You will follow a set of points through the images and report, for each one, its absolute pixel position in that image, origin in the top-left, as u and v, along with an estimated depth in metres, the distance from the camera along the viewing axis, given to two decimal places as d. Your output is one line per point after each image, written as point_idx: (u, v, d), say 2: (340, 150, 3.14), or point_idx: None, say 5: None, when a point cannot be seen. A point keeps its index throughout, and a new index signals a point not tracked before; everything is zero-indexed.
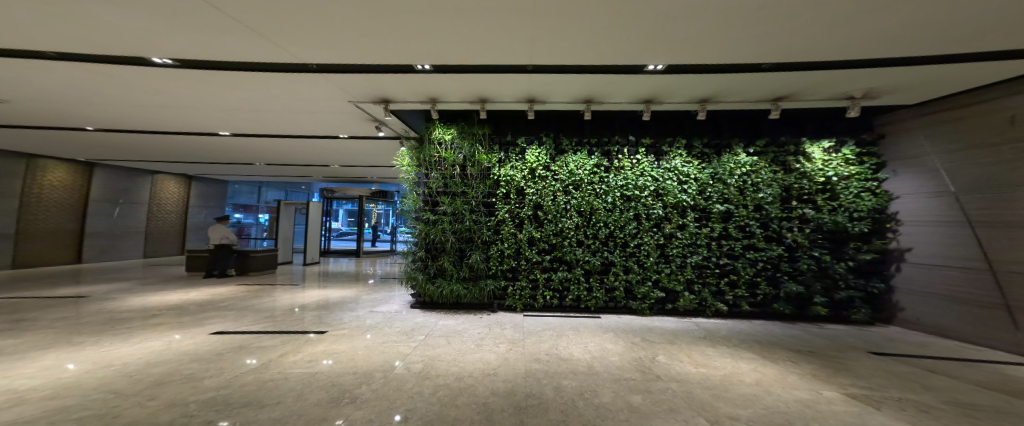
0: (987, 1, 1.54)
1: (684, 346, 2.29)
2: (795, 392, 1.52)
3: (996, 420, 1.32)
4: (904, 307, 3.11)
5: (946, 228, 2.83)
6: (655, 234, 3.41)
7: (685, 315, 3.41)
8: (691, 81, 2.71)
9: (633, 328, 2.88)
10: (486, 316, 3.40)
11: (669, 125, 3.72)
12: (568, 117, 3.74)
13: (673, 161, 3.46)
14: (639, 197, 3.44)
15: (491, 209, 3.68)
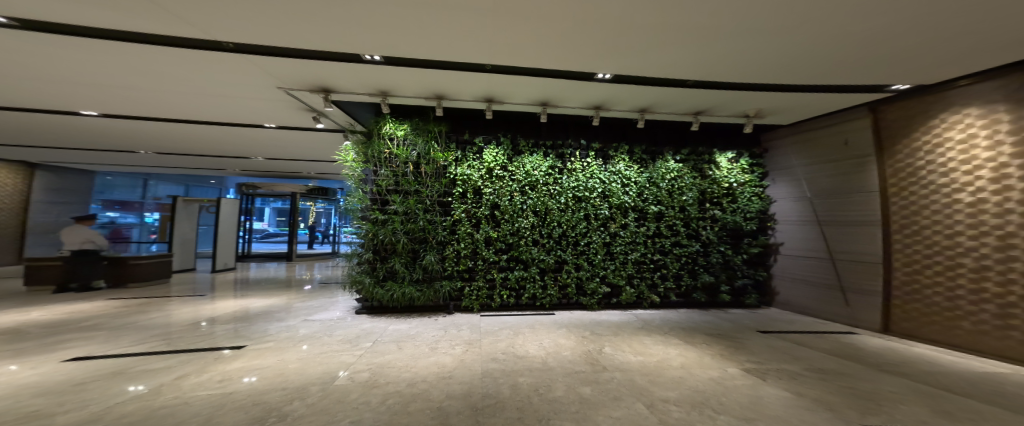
0: (839, 41, 2.01)
1: (627, 337, 2.56)
2: (710, 372, 1.82)
3: (838, 380, 1.78)
4: (779, 291, 3.93)
5: (805, 226, 3.65)
6: (603, 233, 3.71)
7: (626, 307, 3.80)
8: (635, 92, 3.00)
9: (583, 322, 3.10)
10: (442, 318, 3.32)
11: (615, 131, 4.07)
12: (524, 118, 3.83)
13: (618, 166, 3.80)
14: (590, 198, 3.70)
15: (447, 208, 3.59)
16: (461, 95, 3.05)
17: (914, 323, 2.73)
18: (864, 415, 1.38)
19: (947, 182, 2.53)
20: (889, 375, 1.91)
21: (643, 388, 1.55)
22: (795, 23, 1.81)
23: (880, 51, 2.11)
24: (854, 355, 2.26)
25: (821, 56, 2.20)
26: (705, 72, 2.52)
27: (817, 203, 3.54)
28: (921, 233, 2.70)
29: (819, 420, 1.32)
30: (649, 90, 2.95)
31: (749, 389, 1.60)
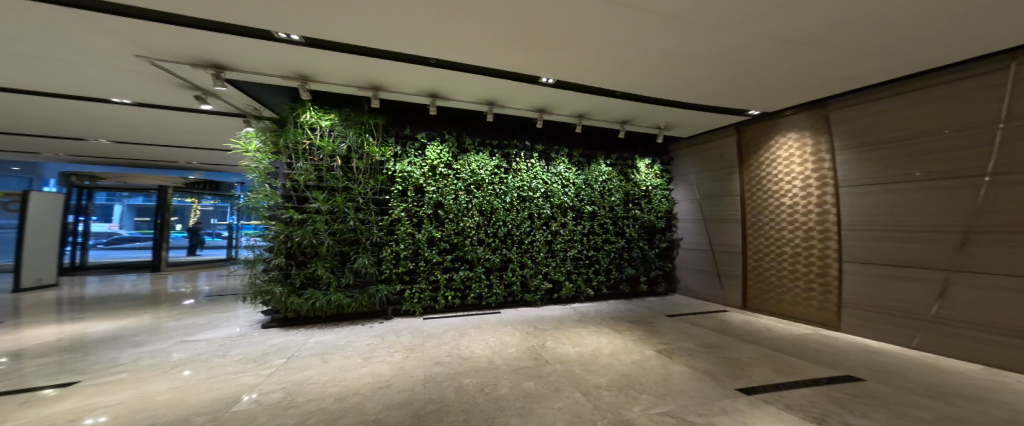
0: (724, 72, 2.54)
1: (568, 329, 2.87)
2: (633, 355, 2.19)
3: (716, 352, 2.35)
4: (681, 280, 4.74)
5: (696, 223, 4.50)
6: (545, 232, 3.99)
7: (566, 301, 4.16)
8: (573, 100, 3.29)
9: (528, 318, 3.29)
10: (378, 325, 3.11)
11: (556, 135, 4.35)
12: (470, 117, 3.81)
13: (559, 168, 4.15)
14: (533, 198, 3.94)
15: (384, 207, 3.41)
16: (403, 88, 2.93)
17: (760, 298, 3.69)
18: (736, 380, 1.90)
19: (776, 193, 3.56)
20: (749, 344, 2.58)
21: (581, 378, 1.74)
22: (704, 49, 2.19)
23: (749, 83, 2.73)
24: (727, 330, 2.97)
25: (718, 81, 2.72)
26: (635, 86, 2.86)
27: (704, 205, 4.39)
28: (761, 228, 3.71)
29: (710, 389, 1.75)
30: (582, 99, 3.26)
31: (661, 367, 1.99)
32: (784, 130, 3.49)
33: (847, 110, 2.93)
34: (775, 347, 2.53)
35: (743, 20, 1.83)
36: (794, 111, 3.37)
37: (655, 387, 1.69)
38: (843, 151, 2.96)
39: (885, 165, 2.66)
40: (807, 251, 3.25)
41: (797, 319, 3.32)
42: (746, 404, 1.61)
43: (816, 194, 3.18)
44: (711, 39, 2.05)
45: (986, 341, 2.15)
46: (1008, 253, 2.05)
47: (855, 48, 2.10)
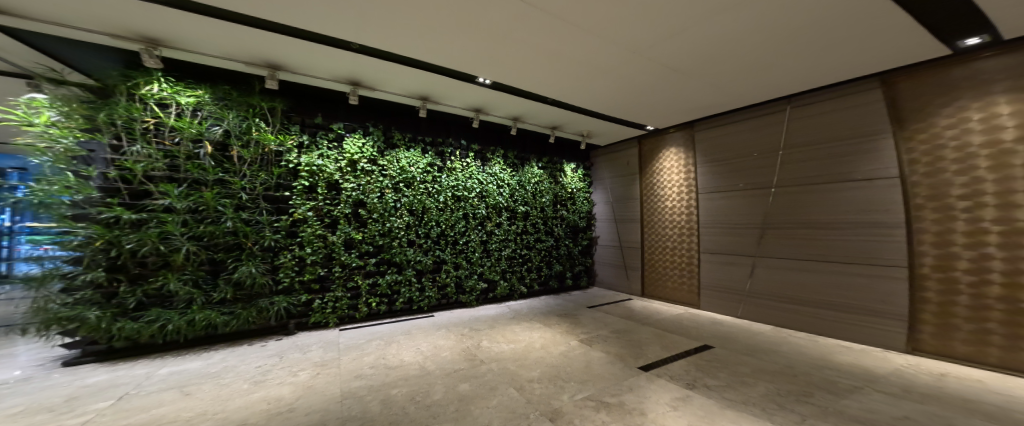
0: (634, 92, 3.01)
1: (502, 327, 2.98)
2: (561, 347, 2.50)
3: (624, 336, 2.84)
4: (598, 273, 5.35)
5: (608, 223, 5.19)
6: (480, 232, 4.00)
7: (500, 300, 4.26)
8: (507, 103, 3.38)
9: (463, 320, 3.27)
10: (272, 343, 2.61)
11: (491, 136, 4.37)
12: (399, 110, 3.54)
13: (495, 168, 4.20)
14: (468, 197, 3.89)
15: (282, 206, 2.87)
16: (315, 72, 2.61)
17: (653, 286, 4.48)
18: (637, 359, 2.38)
19: (660, 199, 4.40)
20: (647, 327, 3.15)
21: (514, 374, 1.94)
22: (626, 69, 2.55)
23: (650, 103, 3.29)
24: (632, 316, 3.54)
25: (632, 99, 3.18)
26: (567, 94, 3.10)
27: (615, 206, 5.08)
28: (652, 228, 4.51)
29: (619, 369, 2.20)
30: (514, 102, 3.35)
31: (584, 355, 2.37)
32: (668, 145, 4.30)
33: (709, 132, 3.82)
34: (664, 327, 3.14)
35: (654, 46, 2.20)
36: (675, 130, 4.21)
37: (580, 372, 2.06)
38: (702, 165, 3.88)
39: (724, 176, 3.65)
40: (680, 247, 4.11)
41: (675, 302, 4.17)
42: (644, 379, 2.07)
43: (685, 201, 4.06)
44: (631, 61, 2.41)
45: (782, 308, 3.15)
46: (792, 246, 3.08)
47: (720, 83, 2.78)
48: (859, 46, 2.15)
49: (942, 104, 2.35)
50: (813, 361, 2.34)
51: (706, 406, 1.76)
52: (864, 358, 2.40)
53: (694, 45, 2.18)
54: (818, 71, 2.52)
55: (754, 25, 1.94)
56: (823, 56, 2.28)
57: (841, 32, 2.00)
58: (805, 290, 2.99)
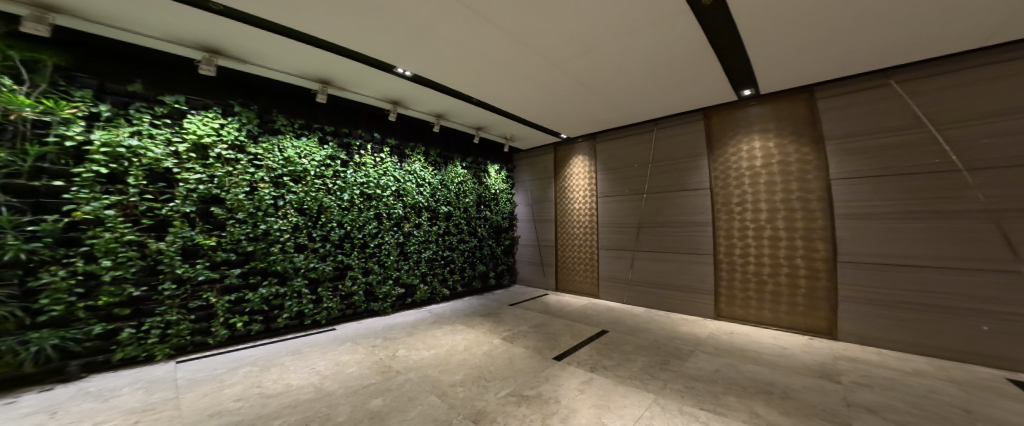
0: (548, 100, 3.27)
1: (422, 333, 2.79)
2: (483, 346, 2.49)
3: (542, 330, 3.02)
4: (519, 272, 5.59)
5: (527, 223, 5.49)
6: (395, 233, 3.65)
7: (420, 305, 3.99)
8: (425, 98, 3.21)
9: (375, 330, 2.92)
10: (20, 398, 1.77)
11: (411, 131, 4.09)
12: (284, 89, 2.96)
13: (414, 166, 3.93)
14: (380, 195, 3.51)
15: (39, 203, 1.96)
16: (138, 26, 1.96)
17: (564, 280, 4.92)
18: (552, 350, 2.55)
19: (570, 203, 4.89)
20: (560, 318, 3.43)
21: (436, 380, 1.83)
22: (536, 75, 2.73)
23: (562, 113, 3.64)
24: (548, 310, 3.80)
25: (546, 106, 3.44)
26: (487, 94, 3.14)
27: (533, 208, 5.40)
28: (564, 229, 4.97)
29: (536, 362, 2.31)
30: (431, 97, 3.18)
31: (506, 352, 2.41)
32: (577, 154, 4.83)
33: (607, 144, 4.44)
34: (573, 318, 3.49)
35: (559, 57, 2.42)
36: (583, 140, 4.75)
37: (501, 369, 2.09)
38: (601, 172, 4.49)
39: (616, 183, 4.30)
40: (585, 246, 4.64)
41: (582, 294, 4.67)
42: (557, 368, 2.23)
43: (588, 204, 4.62)
44: (539, 68, 2.59)
45: (654, 292, 3.88)
46: (660, 242, 3.84)
47: (613, 102, 3.28)
48: (699, 86, 2.86)
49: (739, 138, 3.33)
50: (673, 334, 2.95)
51: (604, 385, 2.01)
52: (702, 327, 3.15)
53: (590, 62, 2.49)
54: (676, 102, 3.25)
55: (632, 55, 2.35)
56: (679, 90, 2.95)
57: (687, 71, 2.60)
58: (669, 277, 3.76)
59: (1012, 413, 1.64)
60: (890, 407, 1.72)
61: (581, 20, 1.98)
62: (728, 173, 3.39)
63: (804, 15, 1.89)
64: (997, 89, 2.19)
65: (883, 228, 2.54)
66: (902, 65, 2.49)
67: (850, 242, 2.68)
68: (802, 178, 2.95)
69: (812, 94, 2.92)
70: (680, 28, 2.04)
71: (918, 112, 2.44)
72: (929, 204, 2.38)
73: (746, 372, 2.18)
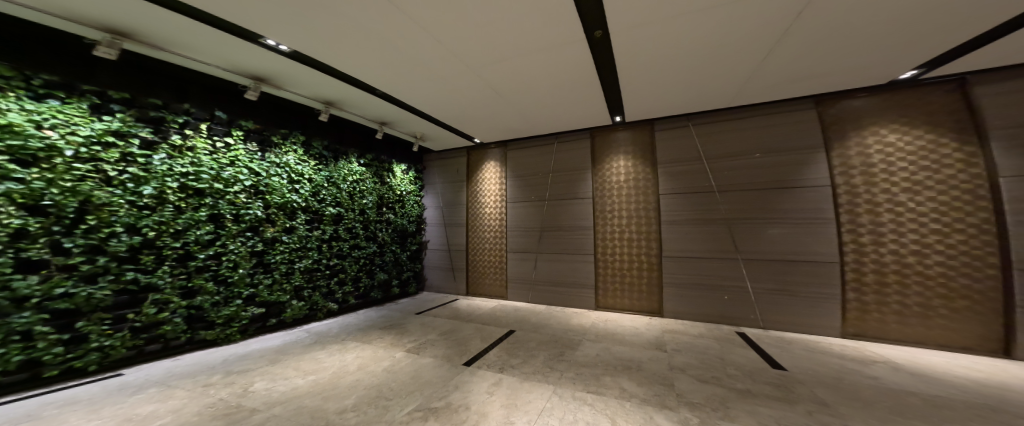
0: (453, 100, 3.19)
1: (303, 356, 2.33)
2: (381, 362, 2.26)
3: (451, 337, 2.88)
4: (427, 278, 5.26)
5: (436, 227, 5.24)
6: (249, 241, 2.86)
7: (291, 326, 3.26)
8: (299, 77, 2.69)
9: (215, 365, 2.22)
10: None
11: (284, 116, 3.34)
12: (24, 26, 1.95)
13: (285, 158, 3.21)
14: (219, 189, 2.67)
15: None
16: None
17: (475, 284, 4.89)
18: (462, 356, 2.47)
19: (480, 207, 4.94)
20: (470, 323, 3.37)
21: (316, 410, 1.58)
22: (447, 74, 2.66)
23: (469, 115, 3.63)
24: (458, 315, 3.68)
25: (453, 107, 3.39)
26: (390, 86, 2.87)
27: (443, 211, 5.21)
28: (473, 232, 4.97)
29: (444, 372, 2.19)
30: (306, 76, 2.67)
31: (410, 365, 2.26)
32: (488, 160, 4.94)
33: (515, 152, 4.69)
34: (484, 321, 3.49)
35: (473, 59, 2.43)
36: (496, 147, 4.89)
37: (404, 390, 1.90)
38: (510, 178, 4.71)
39: (521, 189, 4.60)
40: (495, 249, 4.76)
41: (492, 296, 4.74)
42: (467, 374, 2.16)
43: (498, 209, 4.77)
44: (447, 67, 2.54)
45: (553, 290, 4.26)
46: (558, 244, 4.27)
47: (518, 111, 3.47)
48: (582, 106, 3.32)
49: (615, 156, 4.03)
50: (567, 327, 3.30)
51: (512, 384, 2.06)
52: (586, 318, 3.62)
53: (500, 70, 2.60)
54: (565, 118, 3.70)
55: (531, 68, 2.55)
56: (570, 107, 3.36)
57: (579, 93, 3.00)
58: (564, 274, 4.21)
59: (741, 356, 2.47)
60: (691, 365, 2.33)
61: (491, 25, 2.04)
62: (605, 184, 4.06)
63: (653, 63, 2.46)
64: (745, 137, 3.33)
65: (694, 231, 3.50)
66: (703, 111, 3.50)
67: (679, 241, 3.56)
68: (650, 192, 3.79)
69: (655, 125, 3.80)
70: (575, 54, 2.34)
71: (704, 149, 3.51)
72: (712, 213, 3.42)
73: (616, 353, 2.60)
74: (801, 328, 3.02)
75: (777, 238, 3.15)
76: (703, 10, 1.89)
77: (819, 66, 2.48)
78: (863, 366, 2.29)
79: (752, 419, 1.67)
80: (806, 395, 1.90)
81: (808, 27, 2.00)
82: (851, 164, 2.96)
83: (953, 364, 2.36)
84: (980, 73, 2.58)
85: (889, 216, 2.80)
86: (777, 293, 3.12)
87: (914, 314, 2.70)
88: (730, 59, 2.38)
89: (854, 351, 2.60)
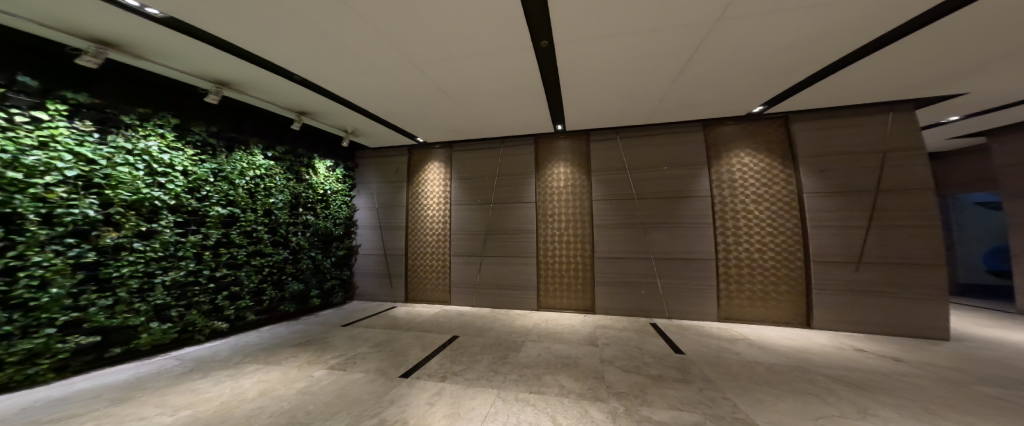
0: (392, 95, 2.99)
1: (172, 388, 2.00)
2: (294, 385, 2.03)
3: (388, 348, 2.69)
4: (359, 286, 4.82)
5: (370, 230, 4.84)
6: (72, 249, 2.15)
7: (148, 354, 2.60)
8: (163, 45, 2.23)
9: (7, 417, 1.68)
10: None
11: (148, 92, 2.70)
12: None
13: (142, 144, 2.52)
14: (14, 180, 1.93)
15: None
16: None
17: (416, 290, 4.65)
18: (398, 368, 2.31)
19: (421, 209, 4.74)
20: (409, 331, 3.19)
21: None
22: (387, 67, 2.49)
23: (410, 113, 3.45)
24: (394, 324, 3.44)
25: (380, 103, 3.20)
26: (306, 72, 2.59)
27: (379, 213, 4.85)
28: (414, 236, 4.73)
29: (376, 386, 2.03)
30: (172, 42, 2.19)
31: (333, 384, 2.05)
32: (432, 160, 4.77)
33: (459, 153, 4.62)
34: (425, 328, 3.33)
35: (417, 55, 2.33)
36: (440, 147, 4.75)
37: (323, 414, 1.71)
38: (454, 180, 4.61)
39: (463, 192, 4.55)
40: (437, 253, 4.60)
41: (434, 302, 4.56)
42: (405, 387, 2.04)
43: (441, 212, 4.63)
44: (385, 58, 2.37)
45: (497, 293, 4.30)
46: (502, 247, 4.32)
47: (461, 112, 3.43)
48: (526, 112, 3.44)
49: (554, 163, 4.27)
50: (510, 329, 3.35)
51: (455, 392, 2.00)
52: (528, 319, 3.74)
53: (446, 70, 2.53)
54: (509, 123, 3.79)
55: (472, 70, 2.53)
56: (515, 113, 3.45)
57: (523, 99, 3.09)
58: (507, 277, 4.28)
59: (654, 344, 2.84)
60: (620, 356, 2.58)
61: (436, 21, 1.97)
62: (547, 189, 4.26)
63: (580, 78, 2.68)
64: (660, 151, 3.84)
65: (622, 234, 3.88)
66: (629, 126, 3.92)
67: (609, 243, 3.92)
68: (586, 197, 4.11)
69: (590, 136, 4.14)
70: (521, 60, 2.41)
71: (628, 160, 3.94)
72: (633, 217, 3.86)
73: (556, 351, 2.73)
74: (700, 316, 3.58)
75: (684, 239, 3.67)
76: (625, 36, 2.12)
77: (710, 95, 2.99)
78: (730, 344, 2.83)
79: (664, 403, 1.90)
80: (698, 374, 2.25)
81: (708, 61, 2.40)
82: (730, 178, 3.64)
83: (780, 336, 3.09)
84: (796, 113, 3.45)
85: (756, 221, 3.52)
86: (683, 287, 3.66)
87: (776, 299, 3.43)
88: (645, 81, 2.72)
89: (721, 331, 3.21)
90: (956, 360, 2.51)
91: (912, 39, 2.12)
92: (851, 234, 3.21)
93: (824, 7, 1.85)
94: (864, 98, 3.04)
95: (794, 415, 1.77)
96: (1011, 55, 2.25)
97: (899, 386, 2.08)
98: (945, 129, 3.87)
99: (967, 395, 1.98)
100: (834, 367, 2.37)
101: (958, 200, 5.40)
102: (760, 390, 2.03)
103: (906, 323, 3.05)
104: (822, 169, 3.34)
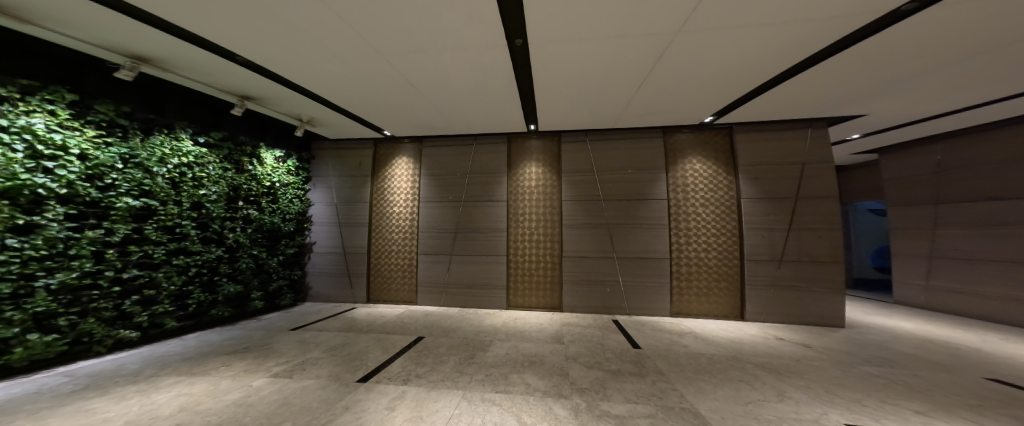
0: (351, 83, 2.80)
1: (56, 410, 1.71)
2: (230, 396, 1.85)
3: (342, 352, 2.54)
4: (313, 287, 4.50)
5: (328, 227, 4.54)
6: None
7: (26, 372, 2.19)
8: (55, 8, 1.89)
9: None
10: None
11: (32, 60, 2.26)
12: None
13: (22, 120, 2.12)
14: None
15: None
16: None
17: (378, 290, 4.44)
18: (355, 372, 2.19)
19: (386, 205, 4.54)
20: (368, 333, 3.04)
21: None
22: (354, 54, 2.36)
23: (374, 104, 3.28)
24: (353, 326, 3.25)
25: (339, 92, 3.01)
26: (250, 52, 2.35)
27: (339, 209, 4.56)
28: (377, 233, 4.51)
29: (330, 393, 1.91)
30: (62, 3, 1.85)
31: (278, 392, 1.90)
32: (399, 154, 4.59)
33: (430, 149, 4.49)
34: (387, 329, 3.20)
35: (386, 45, 2.23)
36: (409, 141, 4.58)
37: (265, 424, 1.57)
38: (423, 176, 4.47)
39: (430, 188, 4.43)
40: (402, 252, 4.43)
41: (397, 302, 4.39)
42: (363, 392, 1.94)
43: (409, 208, 4.47)
44: (349, 45, 2.24)
45: (464, 293, 4.24)
46: (472, 246, 4.27)
47: (430, 107, 3.32)
48: (495, 110, 3.43)
49: (524, 162, 4.31)
50: (478, 329, 3.31)
51: (418, 394, 1.94)
52: (497, 319, 3.72)
53: (419, 62, 2.45)
54: (479, 121, 3.75)
55: (438, 63, 2.46)
56: (485, 110, 3.41)
57: (493, 97, 3.08)
58: (475, 276, 4.24)
59: (614, 340, 2.98)
60: (583, 353, 2.67)
61: (407, 10, 1.90)
62: (519, 188, 4.28)
63: (551, 80, 2.73)
64: (623, 154, 4.03)
65: (586, 234, 4.02)
66: (598, 129, 4.07)
67: (576, 243, 4.04)
68: (554, 198, 4.19)
69: (562, 137, 4.22)
70: (494, 58, 2.41)
71: (594, 163, 4.09)
72: (597, 218, 4.01)
73: (523, 350, 2.75)
74: (657, 311, 3.82)
75: (645, 239, 3.89)
76: (592, 41, 2.19)
77: (667, 104, 3.21)
78: (679, 338, 3.06)
79: (622, 397, 2.00)
80: (651, 368, 2.40)
81: (667, 72, 2.56)
82: (683, 183, 3.92)
83: (719, 329, 3.38)
84: (739, 126, 3.80)
85: (705, 223, 3.83)
86: (641, 284, 3.88)
87: (720, 294, 3.76)
88: (609, 87, 2.83)
89: (672, 326, 3.45)
90: (850, 345, 2.93)
91: (832, 64, 2.43)
92: (778, 235, 3.61)
93: (765, 30, 2.07)
94: (795, 114, 3.44)
95: (728, 402, 1.94)
96: (903, 82, 2.67)
97: (809, 369, 2.38)
98: (854, 145, 4.51)
99: (854, 374, 2.31)
100: (760, 355, 2.64)
101: (855, 207, 6.33)
102: (702, 380, 2.21)
103: (814, 314, 3.49)
104: (757, 177, 3.71)
